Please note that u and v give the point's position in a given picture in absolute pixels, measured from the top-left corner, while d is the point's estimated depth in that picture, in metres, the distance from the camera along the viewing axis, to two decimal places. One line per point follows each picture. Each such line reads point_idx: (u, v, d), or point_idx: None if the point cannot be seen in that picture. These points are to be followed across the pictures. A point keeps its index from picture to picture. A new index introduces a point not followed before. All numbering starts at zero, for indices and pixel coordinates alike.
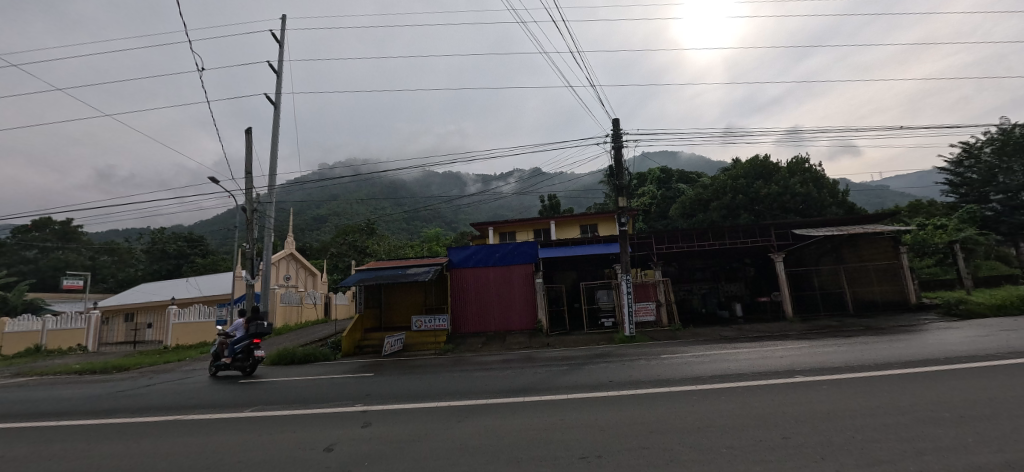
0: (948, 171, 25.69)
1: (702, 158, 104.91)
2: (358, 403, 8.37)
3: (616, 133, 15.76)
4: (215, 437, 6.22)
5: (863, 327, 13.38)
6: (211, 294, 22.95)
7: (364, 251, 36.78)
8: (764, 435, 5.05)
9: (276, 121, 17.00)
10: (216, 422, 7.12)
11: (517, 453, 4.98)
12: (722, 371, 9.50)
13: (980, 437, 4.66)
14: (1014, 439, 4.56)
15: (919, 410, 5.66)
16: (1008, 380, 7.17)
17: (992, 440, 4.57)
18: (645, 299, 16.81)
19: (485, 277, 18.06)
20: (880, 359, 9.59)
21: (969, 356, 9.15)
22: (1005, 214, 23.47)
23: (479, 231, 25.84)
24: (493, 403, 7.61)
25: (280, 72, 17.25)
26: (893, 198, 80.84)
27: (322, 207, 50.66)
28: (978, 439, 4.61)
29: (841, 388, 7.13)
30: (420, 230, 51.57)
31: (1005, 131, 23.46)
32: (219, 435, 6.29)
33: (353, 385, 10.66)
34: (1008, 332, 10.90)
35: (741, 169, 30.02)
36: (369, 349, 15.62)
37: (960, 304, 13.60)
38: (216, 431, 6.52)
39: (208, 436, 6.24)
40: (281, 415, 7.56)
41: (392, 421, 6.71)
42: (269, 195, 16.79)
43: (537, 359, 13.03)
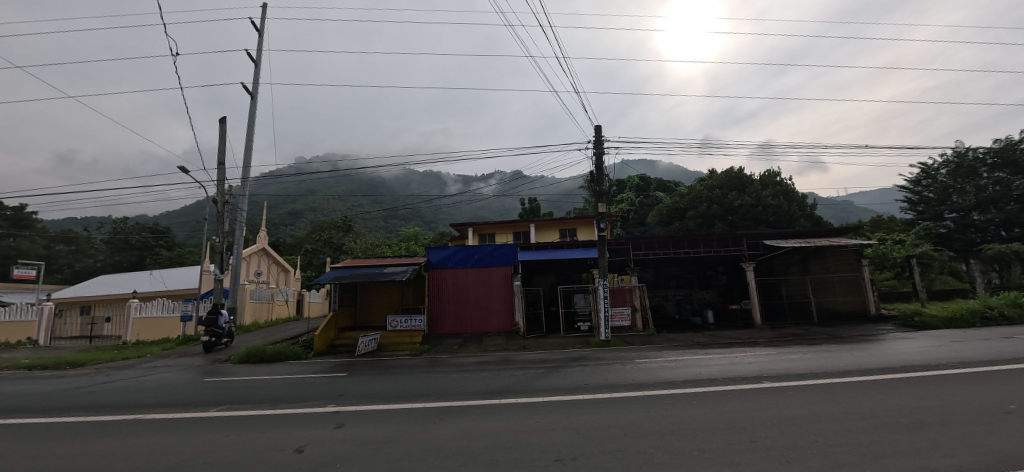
0: (907, 189, 27.13)
1: (680, 169, 108.48)
2: (330, 403, 8.17)
3: (598, 139, 15.95)
4: (177, 437, 5.97)
5: (826, 336, 14.01)
6: (176, 288, 21.93)
7: (340, 248, 35.91)
8: (734, 439, 5.22)
9: (252, 111, 16.43)
10: (181, 421, 6.82)
11: (495, 455, 4.97)
12: (694, 376, 9.76)
13: (932, 442, 4.94)
14: (962, 444, 4.86)
15: (878, 416, 5.95)
16: (957, 388, 7.66)
17: (943, 445, 4.85)
18: (621, 304, 16.99)
19: (463, 278, 17.95)
20: (842, 367, 10.05)
21: (923, 365, 9.72)
22: (957, 232, 24.94)
23: (459, 232, 25.58)
24: (469, 405, 7.53)
25: (258, 60, 16.66)
26: (856, 214, 86.30)
27: (296, 201, 49.27)
28: (931, 444, 4.89)
29: (806, 394, 7.41)
30: (399, 229, 50.99)
31: (959, 153, 24.93)
32: (182, 436, 6.05)
33: (325, 385, 10.39)
34: (959, 343, 11.65)
35: (717, 179, 30.80)
36: (342, 348, 15.33)
37: (915, 316, 14.40)
38: (178, 431, 6.27)
39: (170, 437, 5.97)
40: (251, 414, 7.32)
41: (365, 422, 6.59)
42: (242, 187, 16.16)
43: (514, 362, 13.07)
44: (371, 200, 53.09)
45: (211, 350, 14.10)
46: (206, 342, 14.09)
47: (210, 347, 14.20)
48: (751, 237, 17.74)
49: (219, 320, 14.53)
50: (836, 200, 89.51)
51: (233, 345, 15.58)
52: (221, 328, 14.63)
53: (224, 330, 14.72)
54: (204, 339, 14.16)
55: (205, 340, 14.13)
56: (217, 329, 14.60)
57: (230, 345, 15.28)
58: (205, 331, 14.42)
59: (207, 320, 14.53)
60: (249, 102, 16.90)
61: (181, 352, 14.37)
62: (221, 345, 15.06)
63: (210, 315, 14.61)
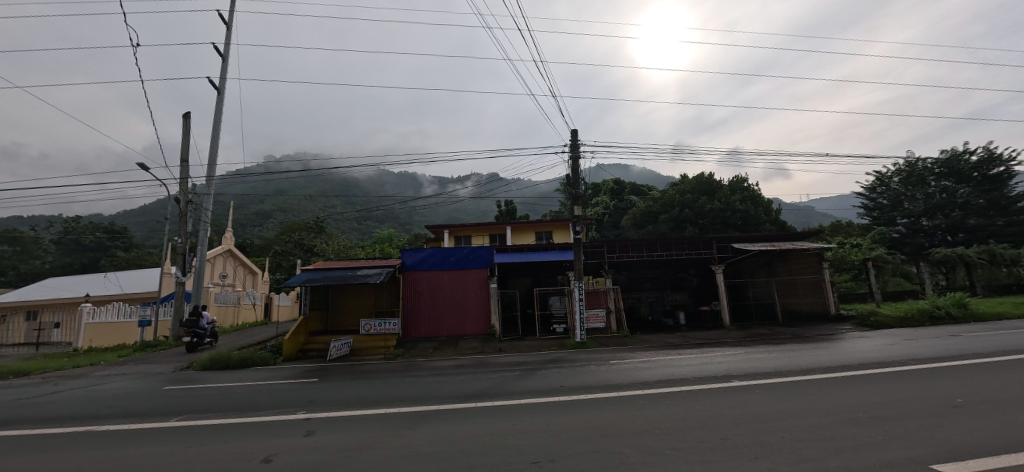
0: (863, 196, 28.70)
1: (653, 175, 111.25)
2: (301, 410, 7.92)
3: (574, 143, 16.13)
4: (135, 450, 5.65)
5: (790, 336, 14.60)
6: (134, 291, 20.77)
7: (311, 250, 34.85)
8: (706, 437, 5.38)
9: (219, 107, 15.79)
10: (140, 433, 6.46)
11: (472, 459, 4.93)
12: (668, 376, 10.02)
13: (889, 436, 5.23)
14: (915, 437, 5.18)
15: (839, 412, 6.26)
16: (911, 383, 8.14)
17: (898, 438, 5.15)
18: (596, 306, 17.22)
19: (439, 281, 17.79)
20: (806, 365, 10.51)
21: (880, 363, 10.27)
22: (909, 236, 26.51)
23: (435, 234, 25.35)
24: (446, 410, 7.45)
25: (227, 54, 16.03)
26: (818, 219, 90.91)
27: (265, 202, 47.65)
28: (887, 437, 5.17)
29: (772, 391, 7.73)
30: (373, 230, 50.07)
31: (910, 163, 26.64)
32: (141, 448, 5.72)
33: (295, 392, 10.06)
34: (910, 341, 12.38)
35: (688, 184, 31.71)
36: (313, 353, 14.92)
37: (871, 316, 15.20)
38: (137, 442, 5.94)
39: (127, 450, 5.63)
40: (218, 423, 7.03)
41: (338, 429, 6.42)
42: (207, 186, 15.49)
43: (490, 364, 13.04)
44: (344, 202, 51.92)
45: (193, 350, 14.21)
46: (189, 342, 14.14)
47: (193, 347, 14.26)
48: (720, 240, 18.29)
49: (201, 321, 14.61)
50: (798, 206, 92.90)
51: (214, 345, 15.63)
52: (202, 329, 14.72)
53: (205, 330, 14.84)
54: (186, 340, 14.27)
55: (186, 341, 14.16)
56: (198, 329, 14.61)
57: (212, 345, 15.35)
58: (186, 332, 14.45)
59: (188, 320, 14.54)
60: (216, 98, 16.22)
61: (139, 359, 13.62)
62: (203, 345, 15.04)
63: (191, 316, 14.68)
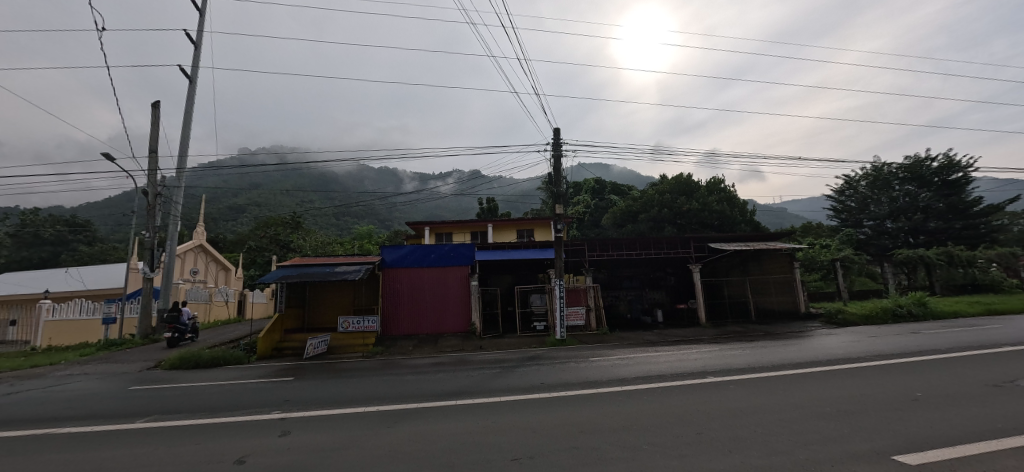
0: (833, 199, 29.76)
1: (633, 174, 112.75)
2: (276, 410, 7.74)
3: (556, 141, 16.21)
4: (95, 453, 5.40)
5: (763, 333, 15.07)
6: (98, 287, 19.90)
7: (287, 246, 33.99)
8: (682, 431, 5.52)
9: (191, 97, 15.22)
10: (104, 435, 6.20)
11: (452, 457, 4.92)
12: (646, 372, 10.21)
13: (854, 429, 5.47)
14: (878, 429, 5.43)
15: (808, 406, 6.51)
16: (874, 379, 8.53)
17: (862, 430, 5.40)
18: (576, 304, 17.39)
19: (419, 278, 17.62)
20: (778, 362, 10.88)
21: (847, 359, 10.71)
22: (874, 238, 27.61)
23: (415, 231, 25.11)
24: (426, 408, 7.40)
25: (199, 43, 15.45)
26: (791, 220, 93.99)
27: (239, 196, 46.28)
28: (852, 430, 5.42)
29: (745, 387, 7.98)
30: (352, 226, 49.25)
31: (876, 168, 27.73)
32: (105, 450, 5.49)
33: (270, 391, 9.83)
34: (875, 338, 12.94)
35: (667, 185, 32.28)
36: (289, 351, 14.58)
37: (839, 313, 15.84)
38: (101, 445, 5.70)
39: (89, 453, 5.39)
40: (186, 424, 6.80)
41: (314, 429, 6.30)
42: (177, 178, 14.93)
43: (470, 362, 13.01)
44: (322, 197, 50.90)
45: (175, 345, 14.15)
46: (170, 338, 14.07)
47: (174, 343, 14.18)
48: (697, 240, 18.68)
49: (181, 316, 14.52)
50: (772, 208, 95.44)
51: (195, 340, 15.55)
52: (183, 324, 14.64)
53: (186, 325, 14.77)
54: (167, 336, 14.18)
55: (168, 336, 14.07)
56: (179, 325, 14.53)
57: (193, 340, 15.27)
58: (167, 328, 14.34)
59: (169, 316, 14.43)
60: (187, 87, 15.62)
61: (103, 358, 13.06)
62: (184, 341, 14.95)
63: (171, 311, 14.58)
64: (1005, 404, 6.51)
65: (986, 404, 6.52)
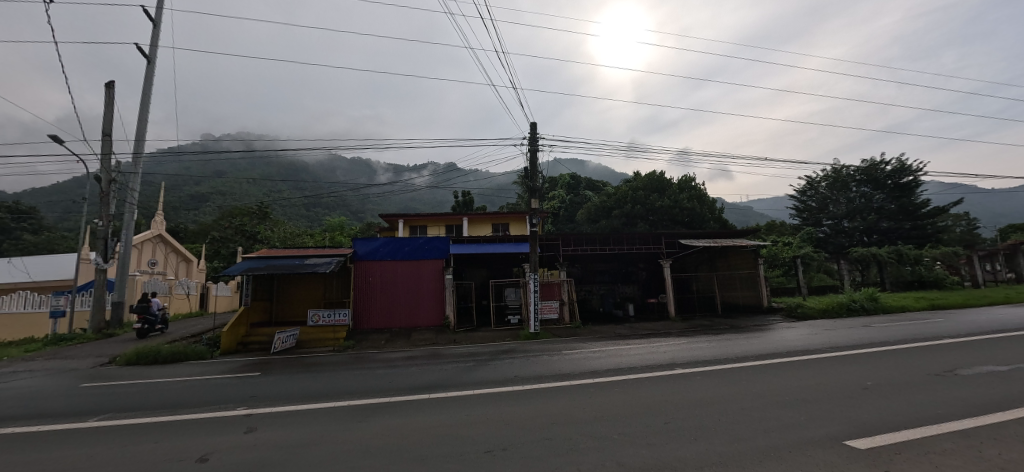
0: (795, 199, 31.15)
1: (608, 171, 114.36)
2: (241, 406, 7.49)
3: (533, 135, 16.23)
4: (42, 453, 5.10)
5: (728, 326, 15.68)
6: (46, 279, 18.71)
7: (254, 237, 32.78)
8: (651, 421, 5.69)
9: (149, 78, 14.37)
10: (52, 434, 5.84)
11: (424, 451, 4.90)
12: (618, 364, 10.46)
13: (809, 416, 5.79)
14: (831, 416, 5.77)
15: (768, 395, 6.83)
16: (830, 369, 9.01)
17: (817, 417, 5.72)
18: (550, 298, 17.55)
19: (392, 271, 17.36)
20: (742, 353, 11.35)
21: (805, 351, 11.29)
22: (832, 237, 29.11)
23: (389, 224, 24.71)
24: (399, 402, 7.33)
25: (158, 20, 14.58)
26: (756, 218, 97.60)
27: (201, 184, 44.29)
28: (808, 417, 5.73)
29: (711, 378, 8.29)
30: (323, 218, 47.98)
31: (836, 170, 29.22)
32: (51, 451, 5.17)
33: (235, 387, 9.49)
34: (831, 331, 13.70)
35: (640, 182, 32.93)
36: (255, 346, 14.10)
37: (798, 307, 16.66)
38: (49, 445, 5.37)
39: (36, 453, 5.08)
40: (142, 421, 6.50)
41: (281, 425, 6.14)
42: (133, 164, 14.12)
43: (443, 356, 12.95)
44: (291, 187, 49.31)
45: (145, 336, 14.08)
46: (141, 329, 14.03)
47: (145, 333, 14.12)
48: (668, 236, 19.15)
49: (152, 307, 14.41)
50: (740, 206, 98.66)
51: (166, 331, 15.39)
52: (154, 315, 14.53)
53: (156, 316, 14.69)
54: (137, 326, 14.11)
55: (138, 327, 13.99)
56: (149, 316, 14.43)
57: (164, 331, 15.16)
58: (137, 318, 14.24)
59: (139, 306, 14.32)
60: (145, 68, 14.74)
61: (51, 353, 12.30)
62: (155, 331, 14.87)
63: (140, 302, 14.46)
64: (944, 391, 7.04)
65: (928, 392, 7.03)
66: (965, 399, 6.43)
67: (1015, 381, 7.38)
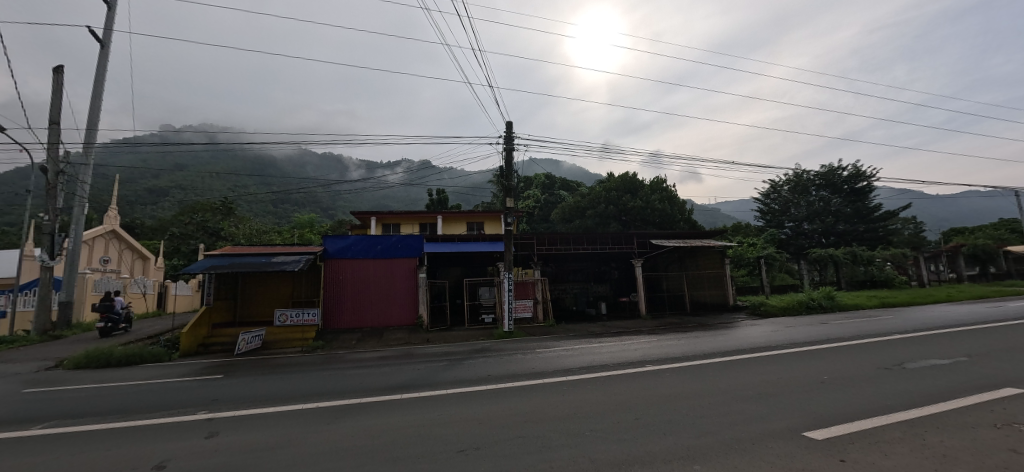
0: (759, 201, 32.43)
1: (582, 171, 115.51)
2: (202, 410, 7.16)
3: (508, 134, 16.23)
4: None
5: (696, 324, 16.17)
6: None
7: (217, 233, 31.41)
8: (623, 418, 5.80)
9: (102, 64, 13.52)
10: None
11: (397, 452, 4.83)
12: (591, 362, 10.61)
13: (772, 409, 6.05)
14: (791, 409, 6.04)
15: (733, 390, 7.09)
16: (792, 365, 9.43)
17: (779, 410, 5.98)
18: (524, 296, 17.61)
19: (364, 270, 17.02)
20: (710, 350, 11.72)
21: (769, 347, 11.76)
22: (793, 238, 30.47)
23: (361, 221, 24.19)
24: (371, 402, 7.19)
25: (112, 2, 13.72)
26: (723, 220, 100.82)
27: (159, 177, 42.11)
28: (770, 410, 5.98)
29: (680, 374, 8.53)
30: (290, 214, 46.45)
31: (797, 174, 30.61)
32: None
33: (195, 390, 9.07)
34: (792, 328, 14.34)
35: (613, 183, 33.48)
36: (216, 348, 13.47)
37: (761, 305, 17.35)
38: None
39: None
40: (91, 428, 6.11)
41: (246, 428, 5.91)
42: (84, 155, 13.28)
43: (416, 355, 12.79)
44: (257, 182, 47.53)
45: (108, 335, 13.69)
46: (104, 328, 13.64)
47: (108, 332, 13.75)
48: (640, 236, 19.54)
49: (115, 306, 14.00)
50: (708, 207, 101.73)
51: (129, 330, 14.95)
52: (117, 314, 14.12)
53: (120, 314, 14.28)
54: (100, 325, 13.71)
55: (101, 326, 13.60)
56: (113, 314, 14.04)
57: (128, 330, 14.75)
58: (100, 317, 13.82)
59: (102, 304, 13.91)
60: (98, 53, 13.85)
61: None
62: (119, 330, 14.46)
63: (103, 300, 14.00)
64: (893, 384, 7.50)
65: (879, 385, 7.47)
66: (912, 391, 6.86)
67: (955, 373, 7.95)
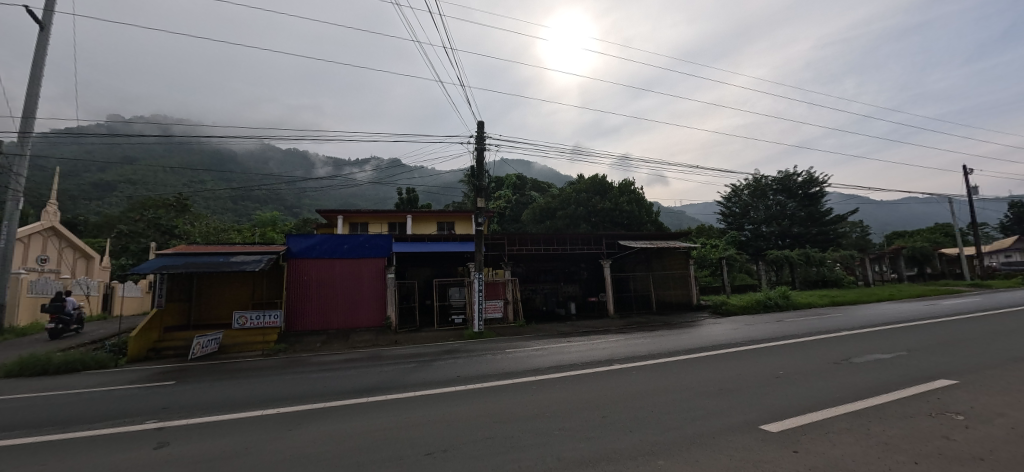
0: (721, 204, 33.76)
1: (552, 173, 116.46)
2: (152, 419, 6.75)
3: (480, 134, 16.17)
4: None
5: (662, 323, 16.63)
6: None
7: (170, 232, 29.73)
8: (590, 416, 5.88)
9: (42, 48, 12.54)
10: None
11: (362, 457, 4.70)
12: (561, 362, 10.71)
13: (732, 404, 6.29)
14: (750, 404, 6.30)
15: (696, 387, 7.33)
16: (752, 361, 9.84)
17: (739, 405, 6.22)
18: (494, 297, 17.58)
19: (330, 270, 16.51)
20: (676, 348, 12.08)
21: (731, 345, 12.24)
22: (752, 240, 31.87)
23: (328, 220, 23.51)
24: (337, 406, 6.98)
25: None
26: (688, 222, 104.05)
27: (105, 171, 39.51)
28: (731, 405, 6.22)
29: (646, 372, 8.73)
30: (251, 212, 44.52)
31: (756, 179, 32.04)
32: None
33: (144, 397, 8.54)
34: (751, 326, 15.00)
35: (583, 184, 33.99)
36: (168, 353, 12.70)
37: (723, 304, 18.05)
38: None
39: None
40: (21, 441, 5.64)
41: (200, 437, 5.60)
42: (21, 146, 12.29)
43: (384, 357, 12.52)
44: (214, 178, 45.31)
45: (58, 336, 13.15)
46: (54, 329, 13.07)
47: (58, 334, 13.19)
48: (609, 237, 19.90)
49: (67, 306, 13.42)
50: (674, 209, 104.89)
51: (80, 332, 14.36)
52: (68, 315, 13.54)
53: (72, 315, 13.70)
54: (50, 327, 13.13)
55: (51, 328, 13.03)
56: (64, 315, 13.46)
57: (80, 332, 14.17)
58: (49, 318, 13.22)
59: (52, 305, 13.31)
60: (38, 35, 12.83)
61: None
62: (70, 332, 13.88)
63: (54, 300, 13.39)
64: (843, 377, 7.97)
65: (829, 379, 7.91)
66: (859, 384, 7.30)
67: (897, 366, 8.53)
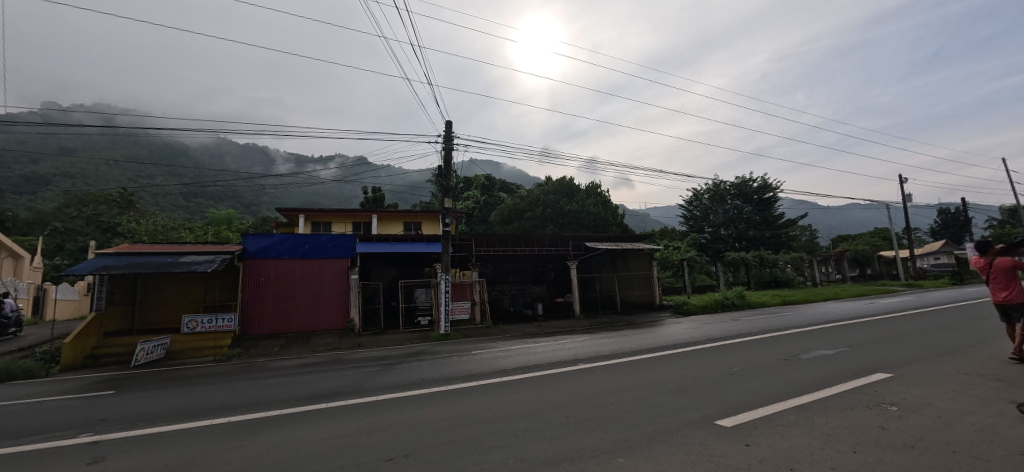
0: (683, 208, 34.98)
1: (521, 174, 116.82)
2: (87, 432, 6.26)
3: (448, 134, 16.03)
4: None
5: (626, 323, 17.03)
6: None
7: (112, 229, 27.75)
8: (554, 416, 5.93)
9: None
10: None
11: (319, 465, 4.54)
12: (527, 363, 10.75)
13: (690, 401, 6.51)
14: (707, 400, 6.54)
15: (656, 385, 7.53)
16: (711, 359, 10.22)
17: (696, 402, 6.45)
18: (461, 298, 17.46)
19: (289, 271, 15.89)
20: (639, 348, 12.38)
21: (692, 343, 12.68)
22: (711, 242, 33.17)
23: (289, 219, 22.64)
24: (295, 413, 6.72)
25: None
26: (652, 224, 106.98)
27: (39, 164, 36.56)
28: (688, 402, 6.43)
29: (610, 372, 8.90)
30: (203, 210, 42.06)
31: (715, 184, 33.40)
32: None
33: (79, 408, 7.92)
34: (710, 325, 15.60)
35: (551, 186, 34.34)
36: (109, 360, 11.86)
37: (684, 304, 18.69)
38: None
39: None
40: None
41: (141, 450, 5.24)
42: None
43: (346, 361, 12.17)
44: (163, 173, 42.77)
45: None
46: None
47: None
48: (576, 239, 20.18)
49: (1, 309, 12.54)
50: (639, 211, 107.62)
51: (17, 335, 13.46)
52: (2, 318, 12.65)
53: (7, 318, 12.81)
54: None
55: None
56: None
57: (16, 335, 13.27)
58: None
59: None
60: None
61: None
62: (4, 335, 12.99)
63: None
64: (792, 373, 8.40)
65: (779, 375, 8.32)
66: (806, 380, 7.71)
67: (839, 362, 9.10)
